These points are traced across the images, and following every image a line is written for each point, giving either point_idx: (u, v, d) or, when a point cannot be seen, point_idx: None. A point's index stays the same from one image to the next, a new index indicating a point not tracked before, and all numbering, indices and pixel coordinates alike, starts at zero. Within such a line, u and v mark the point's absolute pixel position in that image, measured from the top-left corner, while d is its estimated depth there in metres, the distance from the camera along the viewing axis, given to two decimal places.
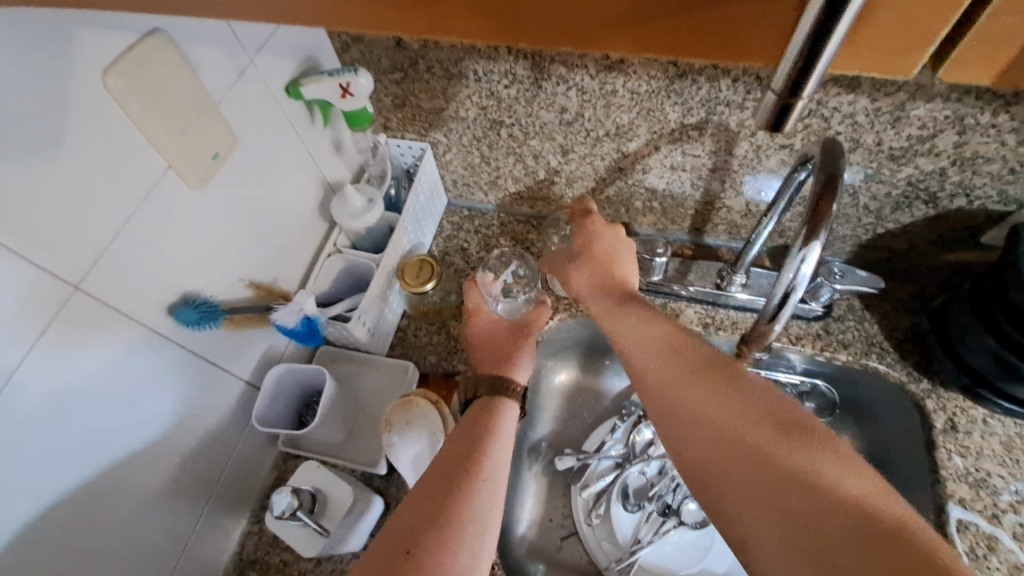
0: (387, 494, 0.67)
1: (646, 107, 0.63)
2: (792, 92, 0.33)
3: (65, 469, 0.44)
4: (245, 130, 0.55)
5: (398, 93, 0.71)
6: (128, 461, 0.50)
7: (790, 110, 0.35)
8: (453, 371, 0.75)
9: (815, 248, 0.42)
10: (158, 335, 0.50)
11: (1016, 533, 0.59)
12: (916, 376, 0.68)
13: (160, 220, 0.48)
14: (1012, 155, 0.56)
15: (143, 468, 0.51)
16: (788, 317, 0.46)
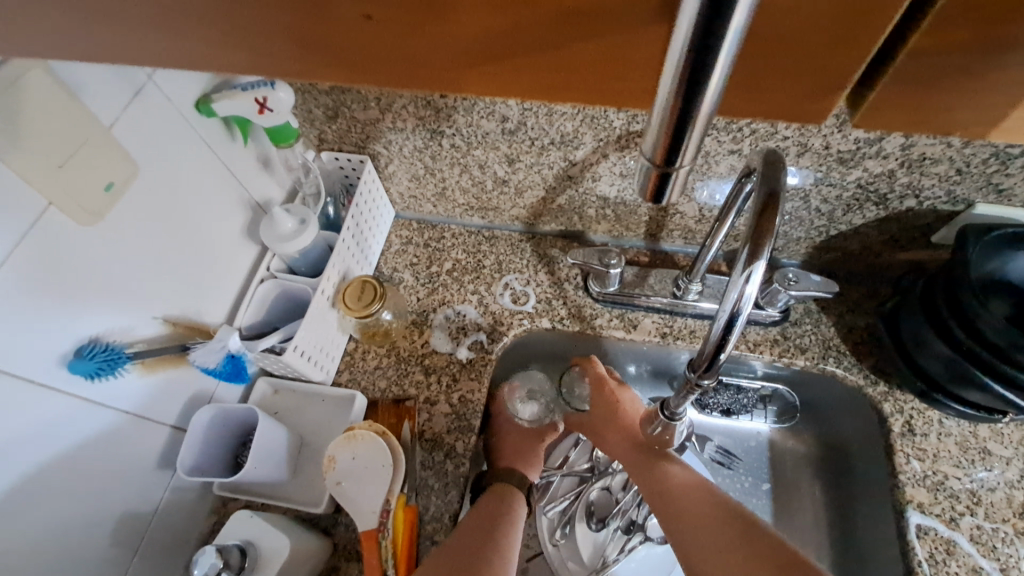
0: (334, 534, 0.63)
1: (589, 115, 0.60)
2: (669, 161, 0.34)
3: None
4: (146, 154, 0.50)
5: (329, 104, 0.67)
6: (22, 536, 0.44)
7: (671, 180, 0.35)
8: (403, 396, 0.71)
9: (760, 267, 0.40)
10: (52, 390, 0.44)
11: (973, 535, 0.59)
12: (873, 378, 0.67)
13: (43, 263, 0.42)
14: (958, 156, 0.55)
15: (42, 540, 0.46)
16: (735, 342, 0.44)
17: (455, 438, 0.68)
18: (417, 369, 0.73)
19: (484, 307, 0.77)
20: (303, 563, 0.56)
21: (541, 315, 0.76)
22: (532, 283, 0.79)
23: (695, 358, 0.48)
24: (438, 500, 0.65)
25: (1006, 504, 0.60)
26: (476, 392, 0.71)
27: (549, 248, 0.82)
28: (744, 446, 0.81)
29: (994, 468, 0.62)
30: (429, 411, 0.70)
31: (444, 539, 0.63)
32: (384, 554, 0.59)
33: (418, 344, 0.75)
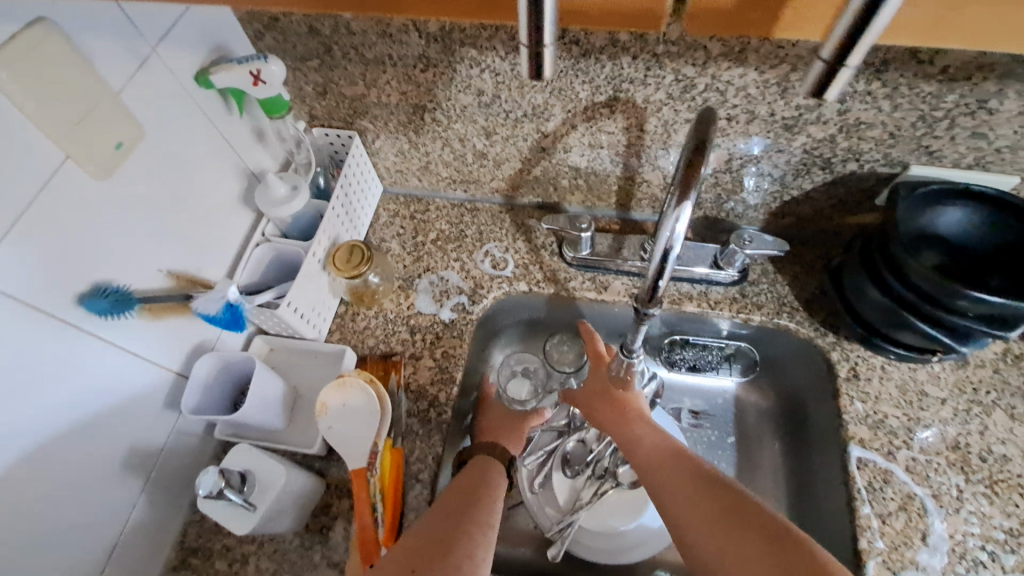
0: (327, 474, 0.69)
1: (557, 87, 0.65)
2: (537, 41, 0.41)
3: None
4: (150, 119, 0.55)
5: (318, 81, 0.72)
6: (46, 457, 0.50)
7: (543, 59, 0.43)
8: (391, 353, 0.77)
9: (687, 208, 0.46)
10: (71, 327, 0.50)
11: (909, 466, 0.65)
12: (822, 330, 0.73)
13: (61, 211, 0.47)
14: (889, 120, 0.60)
15: (63, 462, 0.51)
16: (671, 273, 0.50)
17: (438, 389, 0.74)
18: (404, 330, 0.79)
19: (465, 272, 0.83)
20: (297, 494, 0.62)
21: (519, 279, 0.82)
22: (511, 250, 0.85)
23: (640, 292, 0.55)
24: (422, 445, 0.71)
25: (939, 438, 0.66)
26: (458, 349, 0.77)
27: (527, 219, 0.87)
28: (711, 401, 0.87)
29: (929, 407, 0.68)
30: (414, 366, 0.76)
31: (427, 478, 0.69)
32: (373, 490, 0.64)
33: (404, 306, 0.81)
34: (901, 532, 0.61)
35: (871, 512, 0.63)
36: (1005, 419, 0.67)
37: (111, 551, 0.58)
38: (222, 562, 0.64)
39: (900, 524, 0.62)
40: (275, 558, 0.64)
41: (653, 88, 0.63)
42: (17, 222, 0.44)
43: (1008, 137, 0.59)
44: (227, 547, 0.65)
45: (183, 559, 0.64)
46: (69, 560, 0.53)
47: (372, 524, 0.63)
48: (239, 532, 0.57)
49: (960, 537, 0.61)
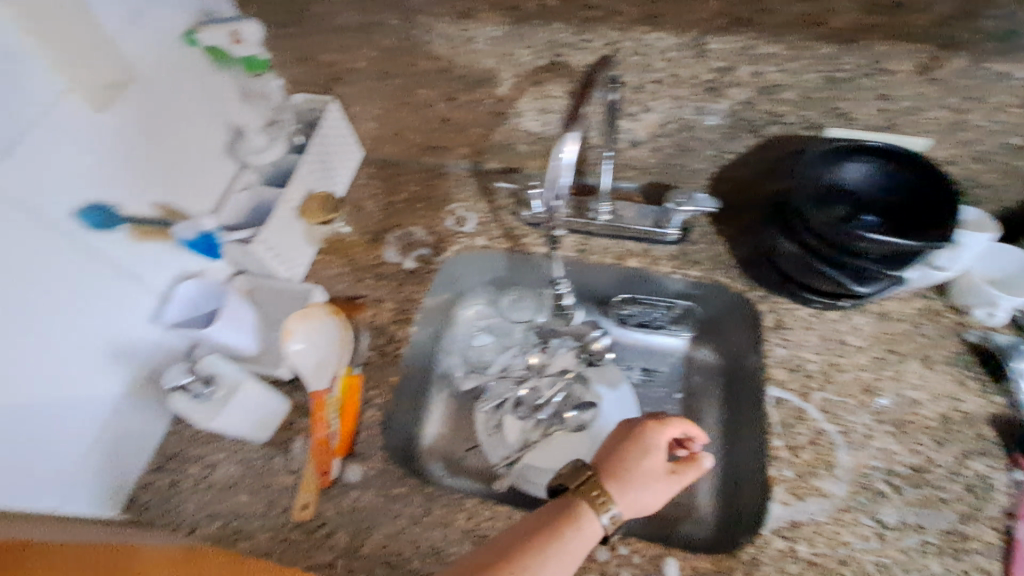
0: (292, 396, 0.77)
1: (503, 52, 0.73)
2: None
3: None
4: (145, 69, 0.65)
5: (297, 48, 0.80)
6: (28, 348, 0.57)
7: None
8: (357, 295, 0.85)
9: (569, 140, 0.52)
10: (68, 232, 0.59)
11: (822, 406, 0.70)
12: (753, 285, 0.80)
13: (60, 135, 0.57)
14: (798, 82, 0.67)
15: (40, 356, 0.58)
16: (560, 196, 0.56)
17: (398, 326, 0.82)
18: (370, 276, 0.87)
19: (431, 228, 0.91)
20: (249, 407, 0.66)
21: (479, 235, 0.90)
22: (474, 210, 0.92)
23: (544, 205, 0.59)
24: (378, 373, 0.79)
25: (852, 382, 0.71)
26: (419, 293, 0.85)
27: (491, 182, 0.95)
28: (658, 358, 0.93)
29: (847, 355, 0.73)
30: (377, 308, 0.84)
31: (381, 402, 0.77)
32: (330, 408, 0.72)
33: (374, 256, 0.89)
34: (808, 462, 0.67)
35: (782, 443, 0.68)
36: (918, 367, 0.71)
37: (90, 449, 0.66)
38: (194, 467, 0.72)
39: (810, 456, 0.67)
40: (241, 464, 0.72)
41: (586, 52, 0.69)
42: (24, 136, 0.54)
43: (908, 99, 0.65)
44: (201, 454, 0.73)
45: (162, 463, 0.73)
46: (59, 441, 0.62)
47: (326, 434, 0.71)
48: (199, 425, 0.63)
49: (864, 469, 0.65)
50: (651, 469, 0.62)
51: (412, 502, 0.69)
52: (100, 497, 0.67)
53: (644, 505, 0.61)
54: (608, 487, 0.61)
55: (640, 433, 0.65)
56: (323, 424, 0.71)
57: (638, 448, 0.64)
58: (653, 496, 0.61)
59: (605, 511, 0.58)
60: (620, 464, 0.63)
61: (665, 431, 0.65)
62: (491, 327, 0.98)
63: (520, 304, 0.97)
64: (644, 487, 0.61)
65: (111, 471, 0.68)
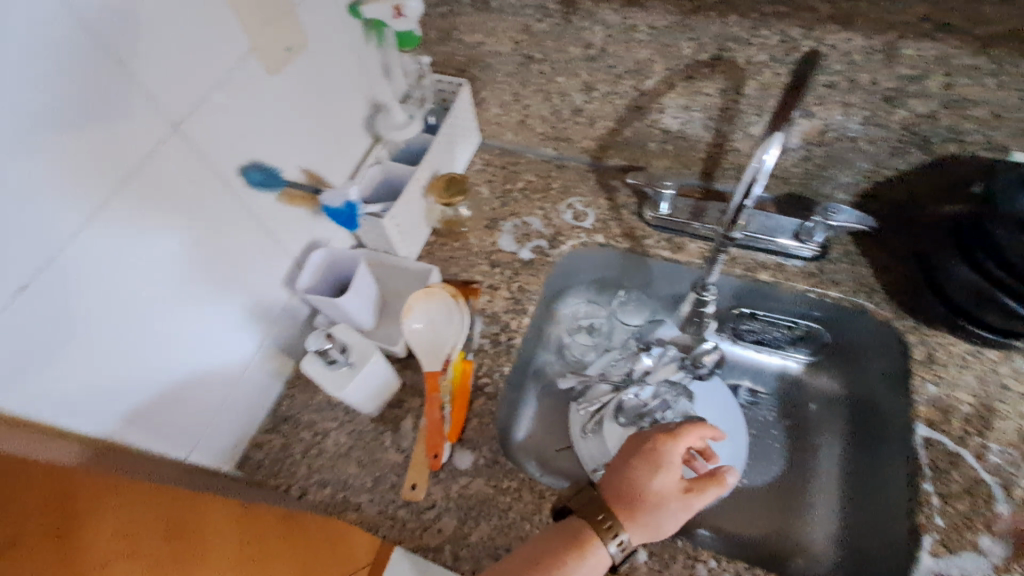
0: (404, 374, 0.76)
1: (663, 43, 0.70)
2: None
3: (142, 281, 0.53)
4: (314, 34, 0.66)
5: (443, 27, 0.81)
6: (186, 296, 0.58)
7: None
8: (471, 281, 0.83)
9: (776, 142, 0.49)
10: (231, 188, 0.60)
11: (980, 453, 0.63)
12: (901, 314, 0.73)
13: (241, 91, 0.58)
14: (997, 98, 0.61)
15: (195, 306, 0.60)
16: (754, 202, 0.55)
17: (511, 316, 0.80)
18: (485, 262, 0.85)
19: (548, 220, 0.89)
20: (375, 379, 0.66)
21: (597, 232, 0.87)
22: (593, 206, 0.89)
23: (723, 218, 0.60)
24: (490, 361, 0.77)
25: (1018, 433, 0.64)
26: (533, 285, 0.83)
27: (611, 180, 0.92)
28: (769, 382, 0.87)
29: (1011, 402, 0.66)
30: (491, 294, 0.82)
31: (492, 391, 0.74)
32: (443, 392, 0.70)
33: (488, 242, 0.87)
34: (964, 513, 0.60)
35: (933, 489, 0.62)
36: None
37: (224, 404, 0.67)
38: (306, 433, 0.73)
39: (965, 506, 0.61)
40: (352, 435, 0.72)
41: (757, 49, 0.65)
42: (214, 89, 0.55)
43: None
44: (312, 421, 0.74)
45: (275, 425, 0.74)
46: (202, 391, 0.63)
47: (439, 419, 0.68)
48: (332, 392, 0.62)
49: None
50: (662, 489, 0.56)
51: (522, 497, 0.65)
52: (225, 452, 0.69)
53: (659, 530, 0.56)
54: (617, 513, 0.56)
55: (650, 448, 0.58)
56: (435, 407, 0.69)
57: (648, 465, 0.58)
58: (671, 521, 0.56)
59: (613, 539, 0.55)
60: (630, 485, 0.57)
61: (679, 444, 0.58)
62: (592, 327, 0.94)
63: (630, 308, 0.93)
64: (657, 511, 0.56)
65: (236, 427, 0.70)
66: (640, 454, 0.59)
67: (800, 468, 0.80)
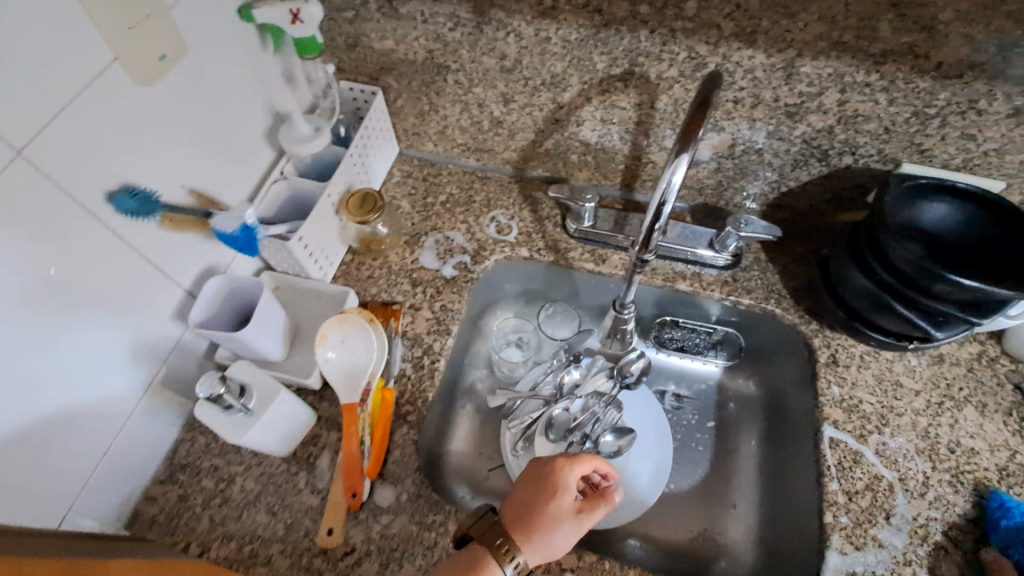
0: (319, 407, 0.70)
1: (577, 56, 0.69)
2: None
3: None
4: (195, 42, 0.59)
5: (351, 33, 0.75)
6: (42, 343, 0.51)
7: None
8: (391, 301, 0.79)
9: (683, 162, 0.51)
10: (96, 218, 0.53)
11: (879, 450, 0.67)
12: (807, 318, 0.77)
13: (102, 108, 0.51)
14: (885, 114, 0.65)
15: (54, 353, 0.52)
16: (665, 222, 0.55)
17: (434, 338, 0.77)
18: (405, 281, 0.81)
19: (471, 234, 0.86)
20: (283, 419, 0.60)
21: (521, 245, 0.85)
22: (516, 218, 0.87)
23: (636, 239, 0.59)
24: (413, 388, 0.73)
25: (910, 427, 0.69)
26: (456, 303, 0.80)
27: (534, 191, 0.90)
28: (694, 385, 0.89)
29: (904, 398, 0.71)
30: (413, 315, 0.78)
31: (415, 419, 0.71)
32: (363, 424, 0.66)
33: (409, 260, 0.83)
34: (866, 509, 0.64)
35: (839, 487, 0.65)
36: (976, 415, 0.69)
37: (102, 458, 0.59)
38: (207, 480, 0.66)
39: (867, 502, 0.64)
40: (260, 480, 0.66)
41: (667, 64, 0.66)
42: (65, 106, 0.48)
43: (996, 140, 0.65)
44: (214, 467, 0.67)
45: (171, 474, 0.66)
46: (71, 449, 0.56)
47: (359, 454, 0.64)
48: (231, 441, 0.57)
49: (923, 520, 0.63)
50: (557, 512, 0.56)
51: (448, 532, 0.63)
52: (107, 510, 0.61)
53: (551, 552, 0.56)
54: (510, 537, 0.55)
55: (549, 472, 0.58)
56: (355, 441, 0.64)
57: (545, 488, 0.58)
58: (563, 543, 0.56)
59: (510, 563, 0.54)
60: (527, 510, 0.57)
61: (576, 467, 0.59)
62: (519, 341, 0.91)
63: (558, 319, 0.90)
64: (551, 535, 0.55)
65: (120, 481, 0.62)
66: (537, 477, 0.59)
67: (723, 471, 0.82)
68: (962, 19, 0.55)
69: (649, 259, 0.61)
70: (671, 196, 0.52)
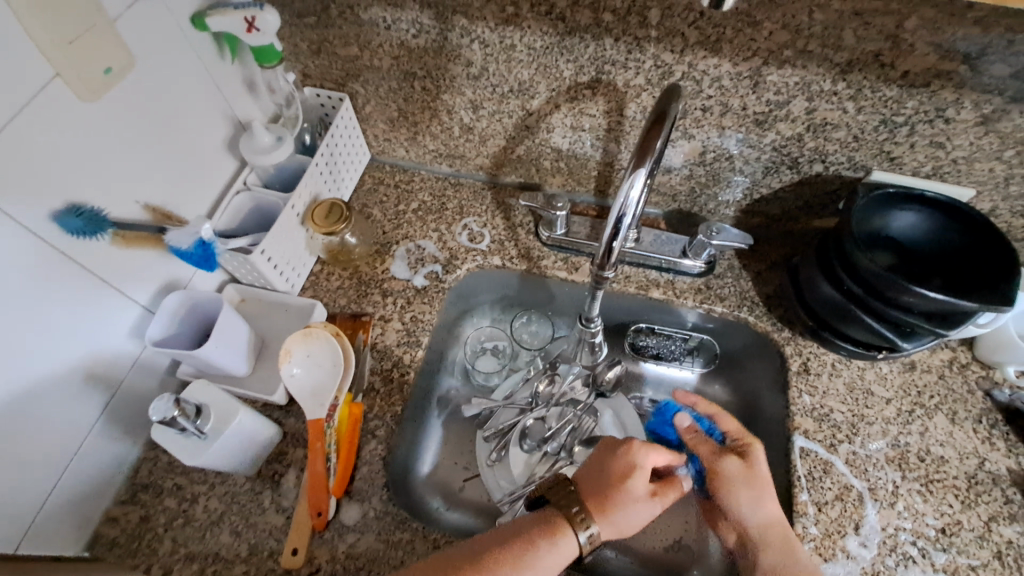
0: (285, 423, 0.69)
1: (543, 63, 0.68)
2: None
3: None
4: (145, 53, 0.57)
5: (314, 39, 0.74)
6: None
7: None
8: (361, 313, 0.78)
9: (640, 176, 0.50)
10: (39, 238, 0.51)
11: (849, 459, 0.67)
12: (779, 326, 0.76)
13: (43, 126, 0.49)
14: (853, 122, 0.64)
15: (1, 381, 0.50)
16: (626, 236, 0.54)
17: (404, 350, 0.75)
18: (376, 291, 0.80)
19: (442, 243, 0.84)
20: (243, 438, 0.59)
21: (494, 254, 0.84)
22: (488, 226, 0.86)
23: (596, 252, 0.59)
24: (381, 402, 0.72)
25: (881, 435, 0.69)
26: (427, 314, 0.79)
27: (508, 198, 0.89)
28: (671, 391, 0.88)
29: (875, 406, 0.71)
30: (382, 327, 0.77)
31: (384, 434, 0.70)
32: (329, 441, 0.65)
33: (379, 269, 0.82)
34: (836, 520, 0.63)
35: (809, 498, 0.65)
36: (946, 423, 0.69)
37: (57, 482, 0.58)
38: (170, 500, 0.65)
39: (836, 512, 0.64)
40: (224, 500, 0.64)
41: (633, 72, 0.65)
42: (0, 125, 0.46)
43: (964, 148, 0.64)
44: (177, 486, 0.65)
45: (133, 494, 0.65)
46: (24, 475, 0.54)
47: (325, 471, 0.63)
48: (187, 461, 0.56)
49: (892, 530, 0.63)
50: (635, 490, 0.57)
51: (415, 550, 0.62)
52: (64, 535, 0.59)
53: (626, 528, 0.56)
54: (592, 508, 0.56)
55: (626, 449, 0.59)
56: (320, 457, 0.63)
57: (622, 466, 0.58)
58: (638, 517, 0.56)
59: (585, 529, 0.54)
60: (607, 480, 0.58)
61: (653, 449, 0.59)
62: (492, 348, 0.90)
63: (534, 328, 0.90)
64: (628, 509, 0.56)
65: (78, 504, 0.60)
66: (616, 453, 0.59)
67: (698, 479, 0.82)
68: (926, 28, 0.54)
69: (611, 272, 0.60)
70: (630, 211, 0.51)
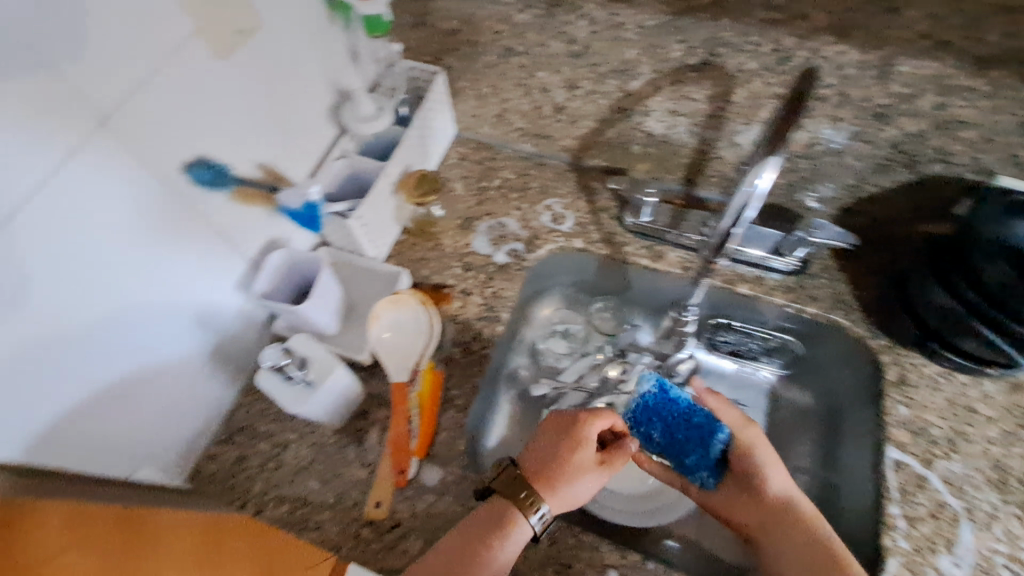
0: (369, 384, 0.72)
1: (651, 43, 0.66)
2: None
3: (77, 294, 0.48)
4: (267, 15, 0.60)
5: (418, 11, 0.74)
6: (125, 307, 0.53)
7: None
8: (443, 284, 0.80)
9: (770, 166, 0.48)
10: (173, 189, 0.55)
11: (946, 477, 0.64)
12: (875, 333, 0.73)
13: (183, 81, 0.52)
14: (988, 121, 0.60)
15: (136, 317, 0.55)
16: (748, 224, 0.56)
17: (484, 324, 0.77)
18: (457, 265, 0.81)
19: (525, 222, 0.85)
20: (338, 394, 0.62)
21: (575, 236, 0.84)
22: (571, 208, 0.86)
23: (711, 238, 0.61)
24: (461, 372, 0.74)
25: (982, 455, 0.65)
26: (507, 291, 0.79)
27: (592, 181, 0.88)
28: (746, 389, 0.85)
29: (977, 425, 0.67)
30: (463, 300, 0.79)
31: (462, 404, 0.71)
32: (411, 404, 0.67)
33: (462, 243, 0.83)
34: (928, 537, 0.61)
35: (899, 512, 0.62)
36: None
37: (170, 416, 0.62)
38: (263, 444, 0.69)
39: (929, 529, 0.61)
40: (313, 449, 0.68)
41: (748, 56, 0.62)
42: (149, 79, 0.49)
43: None
44: (269, 432, 0.69)
45: (229, 435, 0.69)
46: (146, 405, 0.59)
47: (406, 434, 0.66)
48: (294, 410, 0.60)
49: (990, 555, 0.60)
50: (579, 463, 0.57)
51: None
52: (173, 465, 0.64)
53: (571, 501, 0.57)
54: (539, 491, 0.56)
55: (572, 422, 0.59)
56: (402, 421, 0.66)
57: (567, 442, 0.58)
58: (585, 491, 0.57)
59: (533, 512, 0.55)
60: (550, 455, 0.58)
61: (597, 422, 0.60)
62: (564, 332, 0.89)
63: (609, 316, 0.89)
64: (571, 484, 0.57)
65: (186, 438, 0.65)
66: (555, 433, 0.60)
67: None
68: None
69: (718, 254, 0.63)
70: (755, 203, 0.51)
